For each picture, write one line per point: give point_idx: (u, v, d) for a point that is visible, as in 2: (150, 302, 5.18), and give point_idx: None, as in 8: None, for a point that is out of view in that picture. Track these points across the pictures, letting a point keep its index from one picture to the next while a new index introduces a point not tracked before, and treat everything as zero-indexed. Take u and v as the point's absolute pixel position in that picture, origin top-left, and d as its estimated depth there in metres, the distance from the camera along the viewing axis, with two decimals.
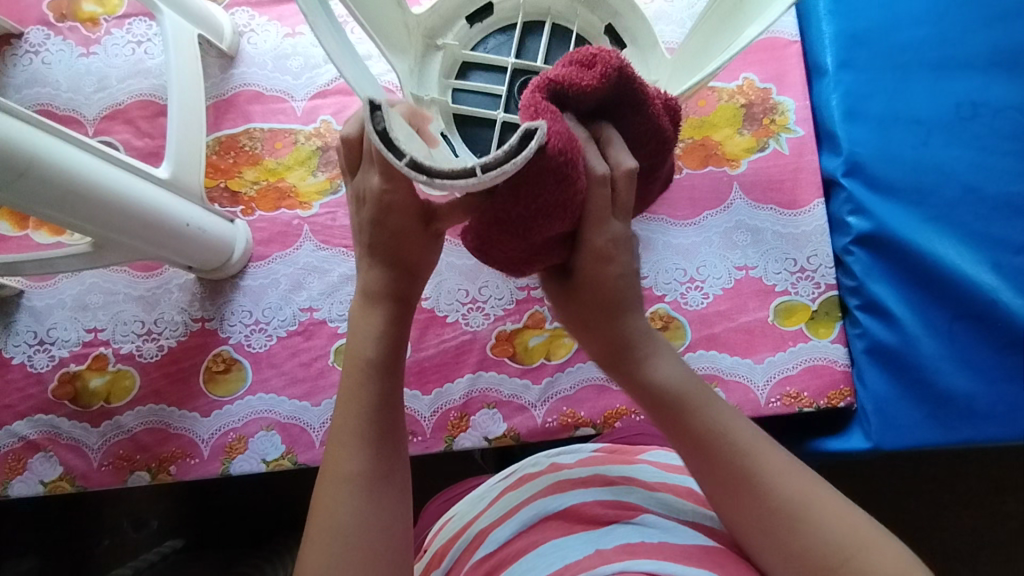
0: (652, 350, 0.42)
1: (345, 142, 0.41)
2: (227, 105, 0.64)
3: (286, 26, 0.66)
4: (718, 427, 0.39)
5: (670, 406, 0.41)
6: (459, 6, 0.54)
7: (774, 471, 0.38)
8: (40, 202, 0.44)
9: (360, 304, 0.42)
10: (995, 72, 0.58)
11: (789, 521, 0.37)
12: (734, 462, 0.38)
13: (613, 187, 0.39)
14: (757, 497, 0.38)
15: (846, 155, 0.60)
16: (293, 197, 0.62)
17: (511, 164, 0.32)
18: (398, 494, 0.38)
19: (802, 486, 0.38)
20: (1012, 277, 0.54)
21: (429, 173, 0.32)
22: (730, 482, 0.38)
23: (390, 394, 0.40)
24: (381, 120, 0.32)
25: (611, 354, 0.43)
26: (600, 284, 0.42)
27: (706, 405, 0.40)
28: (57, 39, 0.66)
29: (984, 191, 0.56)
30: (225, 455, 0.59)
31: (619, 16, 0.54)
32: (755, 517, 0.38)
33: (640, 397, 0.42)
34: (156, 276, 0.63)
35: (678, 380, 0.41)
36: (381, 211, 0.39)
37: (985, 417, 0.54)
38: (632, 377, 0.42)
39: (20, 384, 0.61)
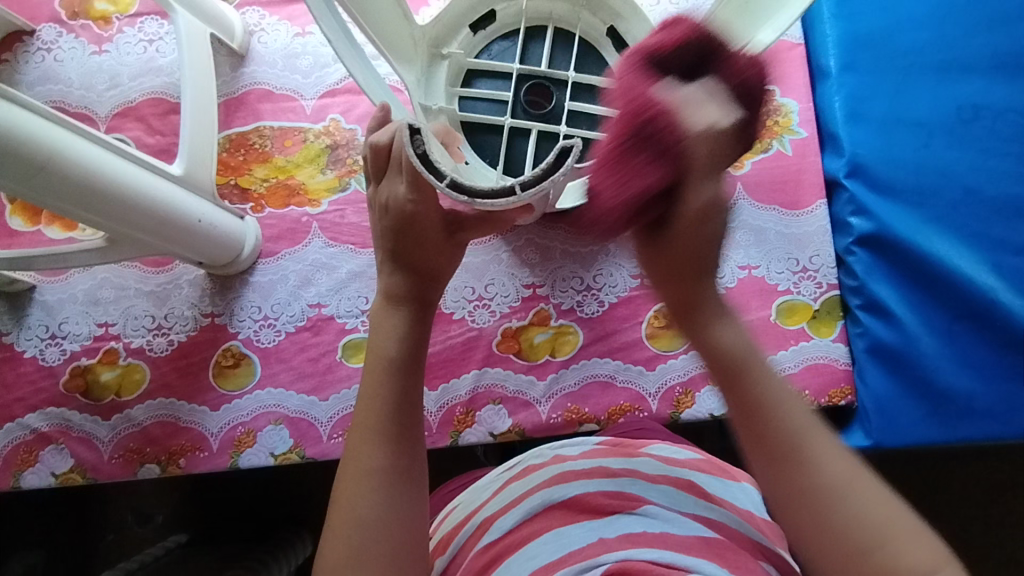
0: (720, 313, 0.39)
1: (374, 150, 0.43)
2: (237, 103, 0.65)
3: (296, 25, 0.66)
4: (769, 396, 0.37)
5: (735, 370, 0.38)
6: (463, 14, 0.54)
7: (821, 449, 0.35)
8: (56, 197, 0.45)
9: (382, 305, 0.44)
10: (996, 75, 0.59)
11: (822, 501, 0.34)
12: (780, 430, 0.36)
13: (716, 136, 0.35)
14: (802, 472, 0.35)
15: (849, 157, 0.60)
16: (302, 195, 0.63)
17: (545, 182, 0.37)
18: (415, 490, 0.39)
19: (844, 467, 0.35)
20: (1011, 277, 0.55)
21: (468, 193, 0.36)
22: (776, 452, 0.36)
23: (408, 391, 0.41)
24: (421, 146, 0.36)
25: (681, 311, 0.40)
26: (686, 241, 0.37)
27: (763, 373, 0.38)
28: (69, 36, 0.66)
29: (985, 192, 0.57)
30: (233, 448, 0.59)
31: (620, 18, 0.54)
32: (788, 493, 0.35)
33: (707, 361, 0.39)
34: (166, 271, 0.63)
35: (742, 345, 0.38)
36: (404, 221, 0.42)
37: (984, 415, 0.55)
38: (700, 336, 0.39)
39: (32, 378, 0.62)
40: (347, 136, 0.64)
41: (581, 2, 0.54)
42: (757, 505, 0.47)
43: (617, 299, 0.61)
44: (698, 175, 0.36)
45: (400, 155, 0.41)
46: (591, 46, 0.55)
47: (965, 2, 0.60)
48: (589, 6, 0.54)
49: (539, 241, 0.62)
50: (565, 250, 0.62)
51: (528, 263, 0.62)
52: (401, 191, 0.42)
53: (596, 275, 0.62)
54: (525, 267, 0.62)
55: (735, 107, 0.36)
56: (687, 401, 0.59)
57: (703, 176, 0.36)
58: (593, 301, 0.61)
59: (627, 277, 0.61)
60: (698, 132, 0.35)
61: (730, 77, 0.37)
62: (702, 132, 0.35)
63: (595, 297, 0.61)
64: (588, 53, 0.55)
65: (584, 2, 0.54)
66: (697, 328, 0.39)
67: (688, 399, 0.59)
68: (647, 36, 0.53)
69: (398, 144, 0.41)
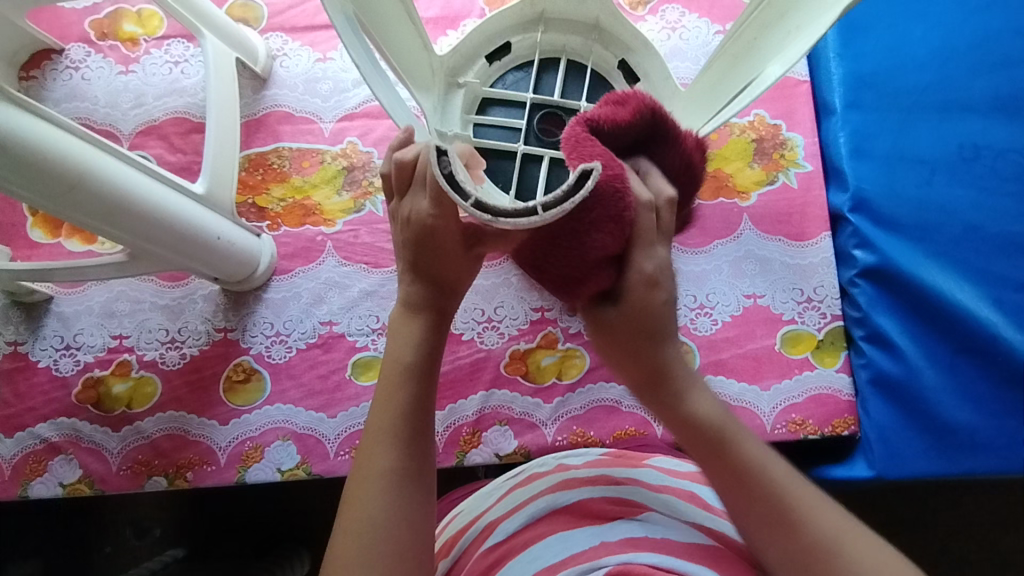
0: (687, 386, 0.42)
1: (398, 166, 0.43)
2: (258, 125, 0.67)
3: (318, 51, 0.69)
4: (750, 463, 0.40)
5: (714, 443, 0.40)
6: (479, 45, 0.56)
7: (809, 508, 0.39)
8: (86, 214, 0.46)
9: (402, 316, 0.44)
10: (996, 116, 0.61)
11: (817, 556, 0.38)
12: (765, 491, 0.39)
13: (658, 212, 0.41)
14: (794, 533, 0.38)
15: (853, 192, 0.62)
16: (318, 215, 0.65)
17: (569, 203, 0.35)
18: (426, 492, 0.40)
19: (830, 524, 0.38)
20: (1011, 312, 0.57)
21: (494, 212, 0.35)
22: (772, 521, 0.39)
23: (423, 400, 0.42)
24: (447, 166, 0.35)
25: (646, 386, 0.42)
26: (637, 306, 0.40)
27: (741, 440, 0.41)
28: (97, 56, 0.69)
29: (986, 229, 0.59)
30: (241, 463, 0.60)
31: (631, 52, 0.56)
32: (788, 555, 0.38)
33: (684, 432, 0.42)
34: (182, 286, 0.65)
35: (714, 414, 0.41)
36: (424, 235, 0.42)
37: (984, 448, 0.55)
38: (676, 412, 0.42)
39: (44, 388, 0.62)
40: (364, 159, 0.66)
41: (592, 36, 0.56)
42: None
43: None
44: (642, 253, 0.40)
45: (425, 170, 0.41)
46: (602, 78, 0.57)
47: (966, 45, 0.62)
48: (601, 39, 0.56)
49: None
50: None
51: (538, 287, 0.63)
52: (423, 206, 0.41)
53: None
54: (534, 291, 0.63)
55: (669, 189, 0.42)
56: None
57: (648, 244, 0.40)
58: None
59: None
60: (647, 206, 0.39)
61: (671, 164, 0.44)
62: (649, 206, 0.39)
63: None
64: (599, 83, 0.57)
65: (596, 36, 0.56)
66: (666, 400, 0.42)
67: None
68: (658, 70, 0.55)
69: (423, 160, 0.42)
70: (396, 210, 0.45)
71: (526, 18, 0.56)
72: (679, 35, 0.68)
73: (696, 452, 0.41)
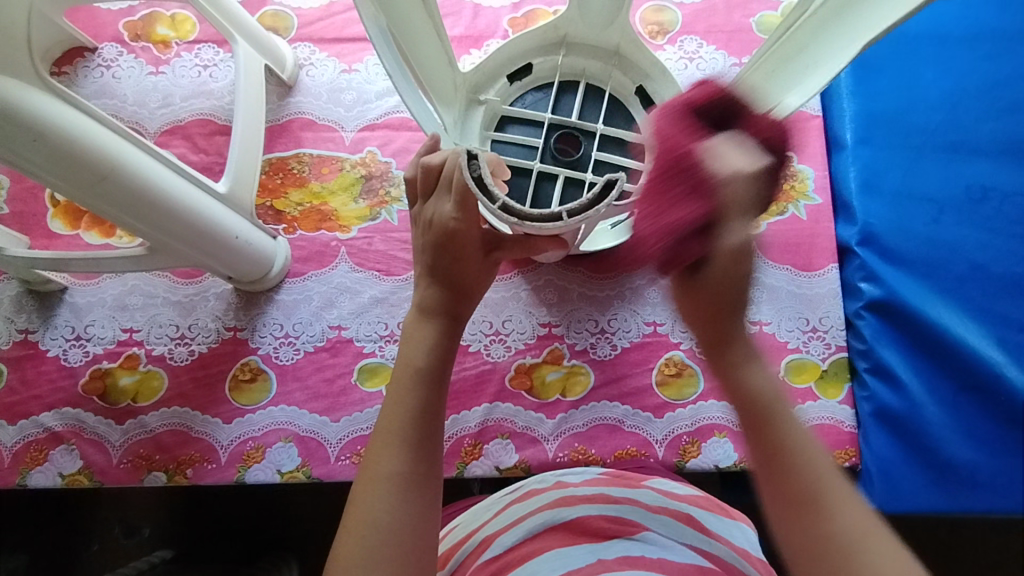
0: (751, 354, 0.39)
1: (426, 168, 0.45)
2: (281, 130, 0.68)
3: (344, 62, 0.70)
4: (792, 438, 0.36)
5: (760, 412, 0.37)
6: (501, 65, 0.58)
7: (845, 499, 0.34)
8: (113, 204, 0.47)
9: (417, 319, 0.45)
10: (1003, 160, 0.62)
11: (846, 558, 0.33)
12: (802, 479, 0.35)
13: (746, 181, 0.37)
14: (825, 528, 0.34)
15: (861, 226, 0.62)
16: (333, 220, 0.66)
17: (591, 210, 0.39)
18: (430, 498, 0.40)
19: (866, 524, 0.34)
20: (1015, 352, 0.57)
21: (521, 214, 0.40)
22: (801, 504, 0.34)
23: (433, 402, 0.42)
24: (477, 170, 0.39)
25: (714, 352, 0.39)
26: (721, 269, 0.37)
27: (790, 419, 0.37)
28: (129, 56, 0.71)
29: (991, 269, 0.60)
30: (241, 463, 0.60)
31: (650, 79, 0.57)
32: (812, 547, 0.34)
33: (731, 399, 0.38)
34: (195, 283, 0.65)
35: (770, 389, 0.38)
36: (445, 237, 0.44)
37: (986, 487, 0.55)
38: (731, 380, 0.38)
39: (51, 377, 0.63)
40: (382, 169, 0.67)
41: (613, 61, 0.57)
42: (754, 547, 0.48)
43: (629, 343, 0.62)
44: (734, 214, 0.37)
45: (452, 174, 0.44)
46: (620, 103, 0.58)
47: (976, 90, 0.64)
48: (620, 66, 0.57)
49: (558, 283, 0.64)
50: (582, 293, 0.64)
51: (547, 302, 0.64)
52: (447, 208, 0.44)
53: (610, 319, 0.63)
54: (543, 306, 0.64)
55: (762, 155, 0.39)
56: (693, 451, 0.59)
57: (742, 214, 0.37)
58: (606, 344, 0.63)
59: (641, 324, 0.63)
60: (731, 174, 0.37)
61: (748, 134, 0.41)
62: (733, 173, 0.37)
63: (608, 341, 0.63)
64: (616, 108, 0.58)
65: (616, 61, 0.57)
66: (729, 361, 0.39)
67: (695, 449, 0.59)
68: (675, 97, 0.56)
69: (450, 165, 0.44)
70: (417, 213, 0.47)
71: (549, 41, 0.58)
72: (697, 66, 0.70)
73: (742, 420, 0.38)
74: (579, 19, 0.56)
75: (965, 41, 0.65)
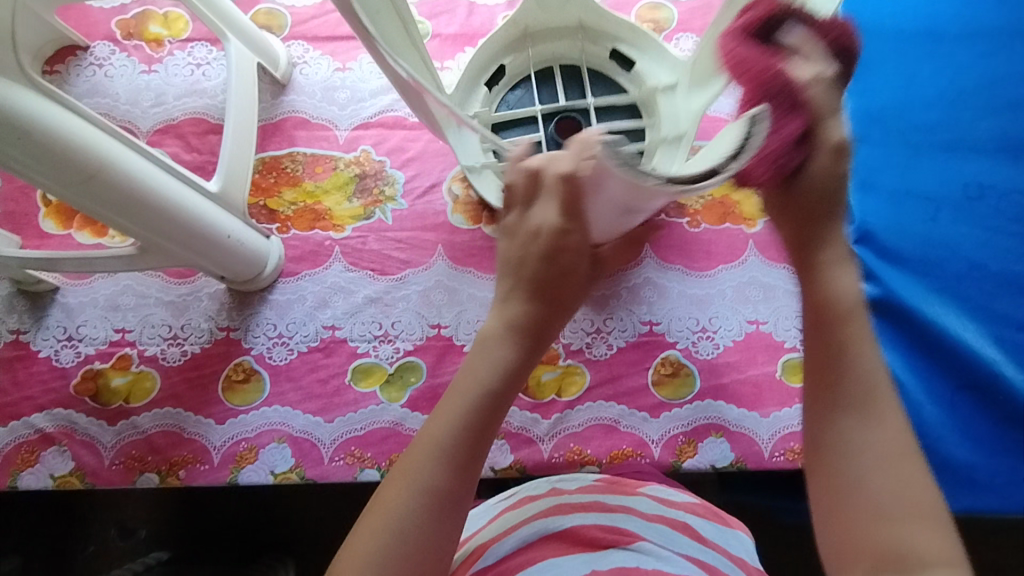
0: (842, 258, 0.41)
1: (527, 175, 0.43)
2: (275, 129, 0.68)
3: (337, 61, 0.70)
4: (854, 350, 0.39)
5: (832, 317, 0.40)
6: (477, 75, 0.60)
7: (888, 415, 0.37)
8: (102, 203, 0.47)
9: (504, 331, 0.42)
10: (1001, 157, 0.62)
11: (868, 458, 0.36)
12: (852, 382, 0.38)
13: (827, 86, 0.42)
14: (856, 429, 0.37)
15: (858, 224, 0.62)
16: (327, 220, 0.65)
17: (745, 152, 0.40)
18: (454, 523, 0.38)
19: (896, 443, 0.36)
20: (1012, 351, 0.57)
21: (688, 180, 0.39)
22: (843, 404, 0.38)
23: (488, 431, 0.40)
24: (629, 159, 0.38)
25: (801, 242, 0.43)
26: (821, 175, 0.42)
27: (862, 330, 0.39)
28: (121, 55, 0.70)
29: (989, 267, 0.59)
30: (234, 464, 0.60)
31: (621, 42, 0.59)
32: (839, 440, 0.37)
33: (808, 296, 0.41)
34: (188, 283, 0.65)
35: (852, 294, 0.40)
36: (555, 247, 0.43)
37: (984, 487, 0.55)
38: (817, 276, 0.41)
39: (43, 378, 0.62)
40: (377, 167, 0.67)
41: (580, 37, 0.60)
42: (749, 554, 0.47)
43: (625, 343, 0.62)
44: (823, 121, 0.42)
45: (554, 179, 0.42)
46: (599, 73, 0.61)
47: (974, 88, 0.64)
48: (588, 38, 0.60)
49: None
50: None
51: None
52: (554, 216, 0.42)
53: (606, 318, 0.63)
54: None
55: (830, 61, 0.43)
56: (689, 451, 0.59)
57: (833, 114, 0.42)
58: (602, 344, 0.62)
59: (637, 323, 0.62)
60: (813, 82, 0.42)
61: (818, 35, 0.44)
62: (815, 80, 0.42)
63: (604, 340, 0.62)
64: (598, 80, 0.61)
65: (583, 35, 0.60)
66: (813, 256, 0.42)
67: (691, 448, 0.59)
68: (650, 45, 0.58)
69: (550, 167, 0.42)
70: (513, 223, 0.45)
71: (513, 38, 0.60)
72: None
73: (810, 317, 0.41)
74: (537, 10, 0.58)
75: (964, 39, 0.65)
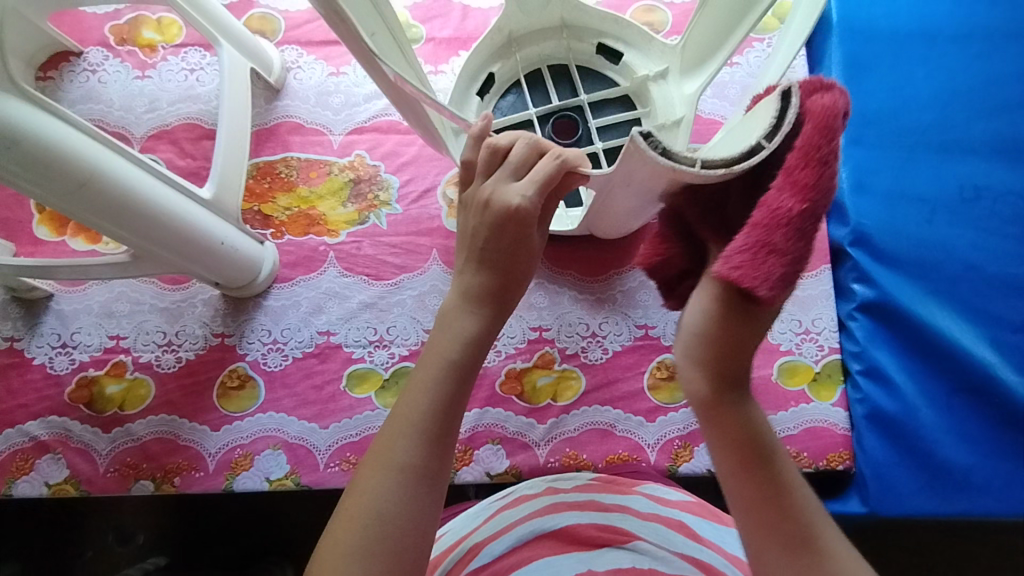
0: (743, 391, 0.40)
1: (491, 150, 0.45)
2: (269, 134, 0.68)
3: (331, 65, 0.70)
4: (777, 480, 0.37)
5: (752, 454, 0.38)
6: (467, 86, 0.59)
7: (825, 528, 0.36)
8: (93, 212, 0.47)
9: (459, 302, 0.44)
10: (997, 159, 0.62)
11: (827, 572, 0.35)
12: (790, 509, 0.36)
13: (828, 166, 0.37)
14: (808, 555, 0.35)
15: (853, 226, 0.62)
16: (322, 225, 0.65)
17: (786, 123, 0.37)
18: (435, 501, 0.39)
19: (837, 545, 0.36)
20: (1010, 354, 0.57)
21: (724, 164, 0.38)
22: (788, 536, 0.36)
23: (456, 401, 0.41)
24: (660, 144, 0.39)
25: (717, 384, 0.40)
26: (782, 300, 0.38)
27: (778, 459, 0.38)
28: (115, 61, 0.70)
29: (986, 269, 0.59)
30: (229, 471, 0.59)
31: (605, 34, 0.60)
32: (796, 566, 0.35)
33: (725, 442, 0.38)
34: (183, 289, 0.65)
35: (756, 426, 0.39)
36: (505, 215, 0.43)
37: (980, 490, 0.55)
38: (731, 416, 0.39)
39: (37, 385, 0.62)
40: (371, 172, 0.67)
41: (565, 36, 0.60)
42: None
43: (621, 347, 0.62)
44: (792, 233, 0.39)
45: (521, 157, 0.44)
46: (588, 69, 0.61)
47: (967, 88, 0.64)
48: (573, 35, 0.60)
49: (548, 286, 0.64)
50: (574, 297, 0.63)
51: (537, 306, 0.63)
52: (514, 188, 0.43)
53: (602, 322, 0.63)
54: (532, 310, 0.63)
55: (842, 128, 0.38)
56: (685, 454, 0.59)
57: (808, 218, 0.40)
58: (597, 348, 0.62)
59: (632, 327, 0.62)
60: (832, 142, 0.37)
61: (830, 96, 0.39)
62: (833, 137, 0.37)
63: (599, 344, 0.62)
64: (587, 76, 0.61)
65: (567, 33, 0.60)
66: (732, 404, 0.39)
67: (687, 452, 0.59)
68: (636, 34, 0.58)
69: (520, 148, 0.45)
70: (470, 195, 0.46)
71: (498, 46, 0.60)
72: None
73: (731, 460, 0.38)
74: (519, 14, 0.58)
75: (957, 40, 0.65)
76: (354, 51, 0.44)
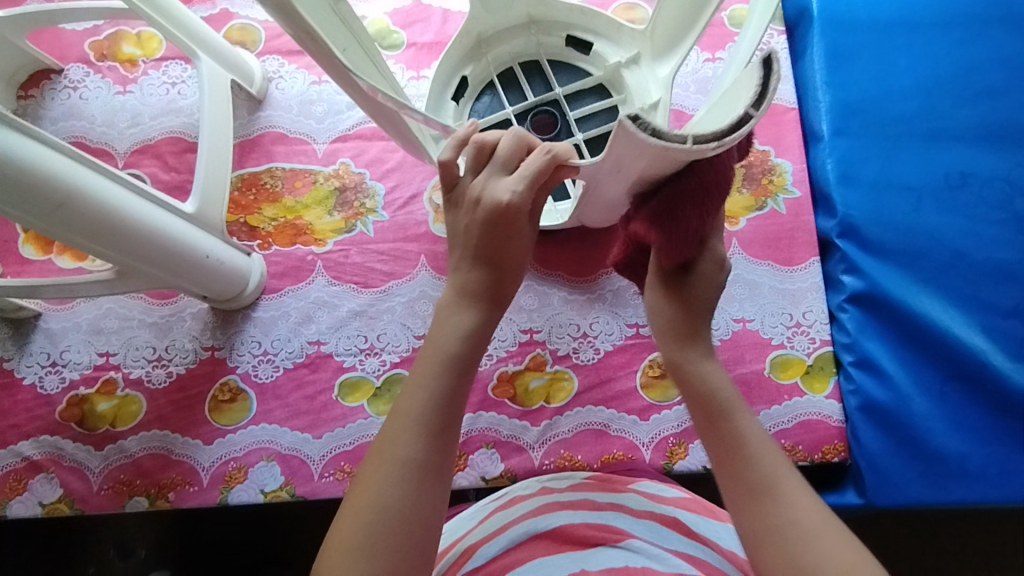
0: (705, 353, 0.50)
1: (478, 148, 0.45)
2: (252, 145, 0.68)
3: (313, 74, 0.70)
4: (738, 432, 0.44)
5: (712, 409, 0.46)
6: (443, 91, 0.60)
7: (785, 473, 0.42)
8: (73, 230, 0.46)
9: (455, 300, 0.45)
10: (983, 145, 0.62)
11: (785, 507, 0.40)
12: (754, 465, 0.43)
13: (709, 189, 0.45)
14: (768, 496, 0.41)
15: (841, 218, 0.62)
16: (308, 234, 0.65)
17: (771, 90, 0.34)
18: (440, 492, 0.39)
19: (793, 485, 0.42)
20: (1000, 340, 0.57)
21: (714, 138, 0.35)
22: (748, 480, 0.42)
23: (457, 392, 0.42)
24: (648, 125, 0.36)
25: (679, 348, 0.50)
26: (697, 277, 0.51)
27: (742, 415, 0.45)
28: (95, 77, 0.70)
29: (973, 257, 0.59)
30: (223, 484, 0.59)
31: (574, 27, 0.60)
32: (755, 499, 0.41)
33: (689, 400, 0.48)
34: (171, 303, 0.64)
35: (723, 386, 0.47)
36: (496, 212, 0.43)
37: (975, 477, 0.55)
38: (696, 376, 0.48)
39: (28, 405, 0.62)
40: (356, 180, 0.66)
41: (534, 32, 0.60)
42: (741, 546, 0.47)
43: (612, 346, 0.62)
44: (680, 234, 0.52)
45: (508, 154, 0.44)
46: (560, 62, 0.61)
47: (950, 76, 0.63)
48: (542, 30, 0.60)
49: (537, 287, 0.63)
50: (563, 298, 0.63)
51: (526, 308, 0.63)
52: (504, 185, 0.43)
53: (592, 322, 0.62)
54: (522, 312, 0.63)
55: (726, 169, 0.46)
56: (680, 452, 0.59)
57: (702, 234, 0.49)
58: (588, 348, 0.62)
59: (623, 326, 0.62)
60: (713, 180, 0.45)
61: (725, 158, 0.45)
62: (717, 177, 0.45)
63: (590, 344, 0.62)
64: (561, 68, 0.61)
65: (536, 29, 0.60)
66: (688, 361, 0.49)
67: (682, 450, 0.59)
68: (603, 23, 0.58)
69: (507, 144, 0.44)
70: (460, 193, 0.46)
71: (469, 48, 0.60)
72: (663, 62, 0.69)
73: (699, 416, 0.47)
74: (486, 15, 0.58)
75: (938, 27, 0.65)
76: (325, 66, 0.44)
